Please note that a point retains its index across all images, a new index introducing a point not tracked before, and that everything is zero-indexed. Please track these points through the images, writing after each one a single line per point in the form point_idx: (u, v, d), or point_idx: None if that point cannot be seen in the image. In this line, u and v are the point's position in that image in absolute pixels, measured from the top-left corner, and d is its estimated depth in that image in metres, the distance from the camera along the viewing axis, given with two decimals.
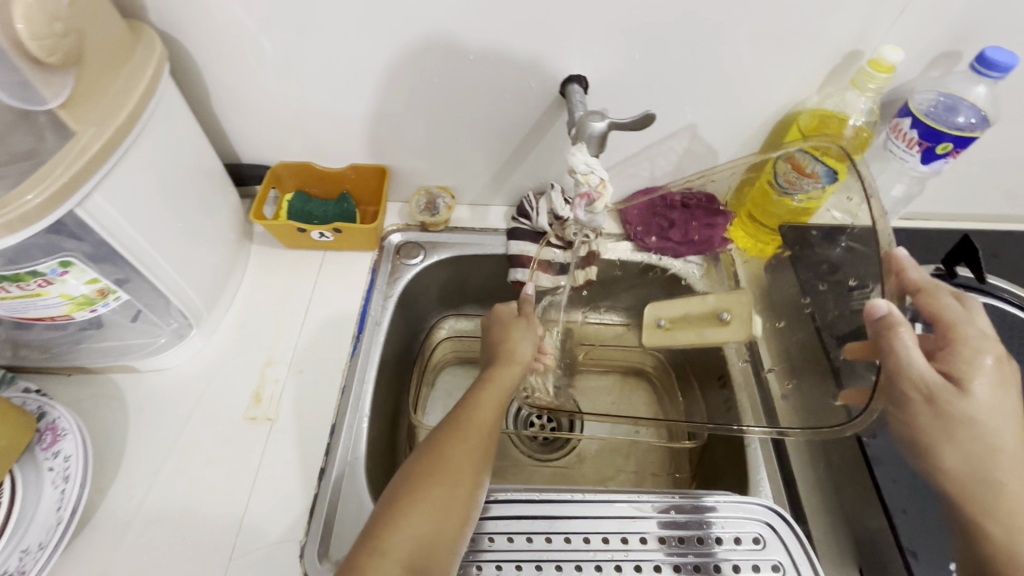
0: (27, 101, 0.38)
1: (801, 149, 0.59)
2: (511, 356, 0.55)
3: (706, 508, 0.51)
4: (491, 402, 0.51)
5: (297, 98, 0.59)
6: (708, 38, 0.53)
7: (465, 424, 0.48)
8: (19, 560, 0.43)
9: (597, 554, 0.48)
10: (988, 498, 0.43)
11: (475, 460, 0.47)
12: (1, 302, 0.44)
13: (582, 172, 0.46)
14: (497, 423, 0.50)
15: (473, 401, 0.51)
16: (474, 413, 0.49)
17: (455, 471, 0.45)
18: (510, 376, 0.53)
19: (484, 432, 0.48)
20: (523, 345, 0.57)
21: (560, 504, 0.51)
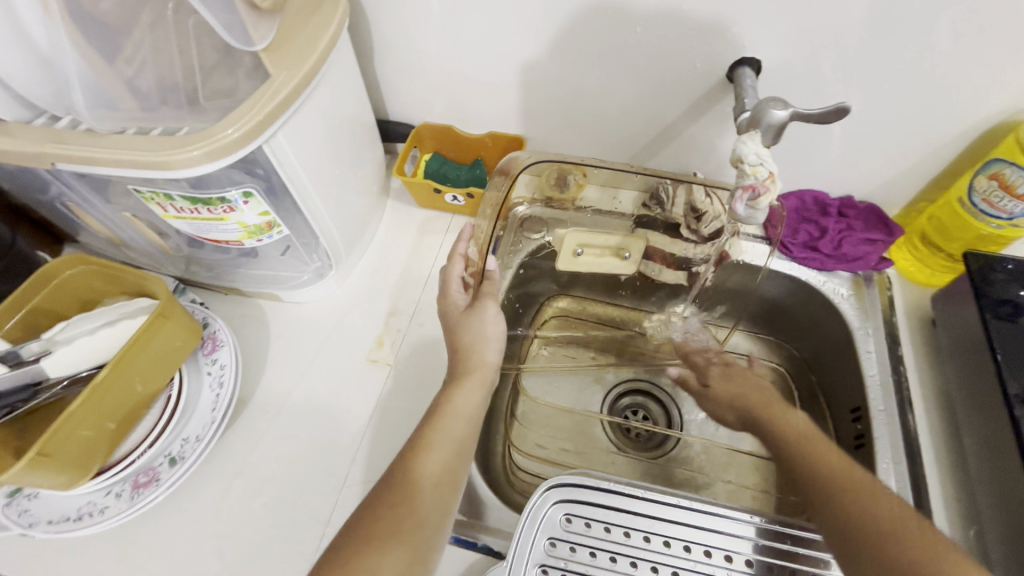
0: (239, 41, 0.41)
1: (1011, 162, 0.48)
2: (481, 371, 0.50)
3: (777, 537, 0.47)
4: (444, 444, 0.44)
5: (452, 60, 0.61)
6: (919, 24, 0.46)
7: (411, 491, 0.41)
8: (180, 446, 0.50)
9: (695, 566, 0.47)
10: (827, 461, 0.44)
11: (426, 526, 0.40)
12: (191, 221, 0.50)
13: (751, 164, 0.43)
14: (450, 480, 0.43)
15: (423, 443, 0.44)
16: (422, 456, 0.43)
17: (399, 543, 0.38)
18: (472, 409, 0.48)
19: (435, 481, 0.42)
20: (484, 358, 0.51)
21: (666, 508, 0.48)
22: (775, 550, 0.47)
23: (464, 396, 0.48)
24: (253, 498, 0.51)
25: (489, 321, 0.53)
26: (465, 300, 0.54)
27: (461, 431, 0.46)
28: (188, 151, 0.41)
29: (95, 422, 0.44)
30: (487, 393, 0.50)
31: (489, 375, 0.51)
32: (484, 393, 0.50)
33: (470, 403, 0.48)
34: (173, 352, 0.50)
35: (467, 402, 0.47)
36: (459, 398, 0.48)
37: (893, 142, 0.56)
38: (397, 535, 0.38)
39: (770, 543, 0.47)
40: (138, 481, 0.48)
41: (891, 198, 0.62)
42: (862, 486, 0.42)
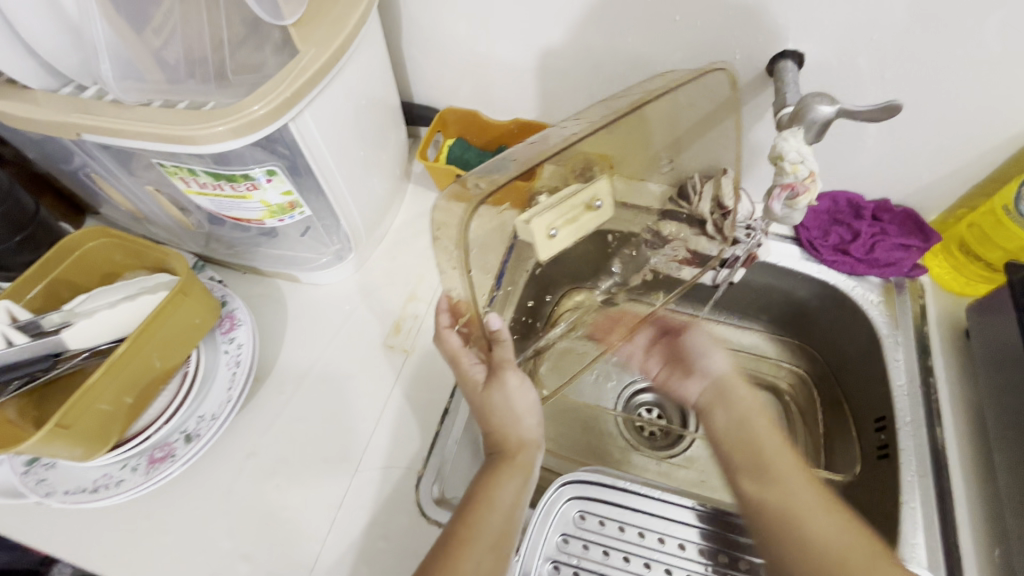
0: (269, 14, 0.40)
1: None
2: (519, 454, 0.46)
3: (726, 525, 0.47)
4: (484, 544, 0.41)
5: (482, 43, 0.59)
6: (979, 20, 0.43)
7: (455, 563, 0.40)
8: (195, 424, 0.50)
9: (693, 566, 0.46)
10: (785, 476, 0.46)
11: None
12: (213, 198, 0.49)
13: (790, 161, 0.41)
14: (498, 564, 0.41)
15: (458, 551, 0.40)
16: (462, 556, 0.40)
17: None
18: (510, 505, 0.44)
19: (489, 552, 0.42)
20: (525, 443, 0.47)
21: (675, 509, 0.48)
22: (721, 540, 0.47)
23: (503, 488, 0.44)
24: (265, 478, 0.51)
25: (523, 393, 0.48)
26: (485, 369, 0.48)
27: (502, 528, 0.43)
28: (213, 126, 0.40)
29: (113, 395, 0.44)
30: (533, 477, 0.47)
31: (533, 454, 0.47)
32: (524, 481, 0.46)
33: (511, 495, 0.45)
34: (191, 329, 0.50)
35: (505, 500, 0.44)
36: (503, 488, 0.45)
37: (937, 146, 0.54)
38: None
39: (718, 532, 0.47)
40: (154, 456, 0.48)
41: (929, 204, 0.60)
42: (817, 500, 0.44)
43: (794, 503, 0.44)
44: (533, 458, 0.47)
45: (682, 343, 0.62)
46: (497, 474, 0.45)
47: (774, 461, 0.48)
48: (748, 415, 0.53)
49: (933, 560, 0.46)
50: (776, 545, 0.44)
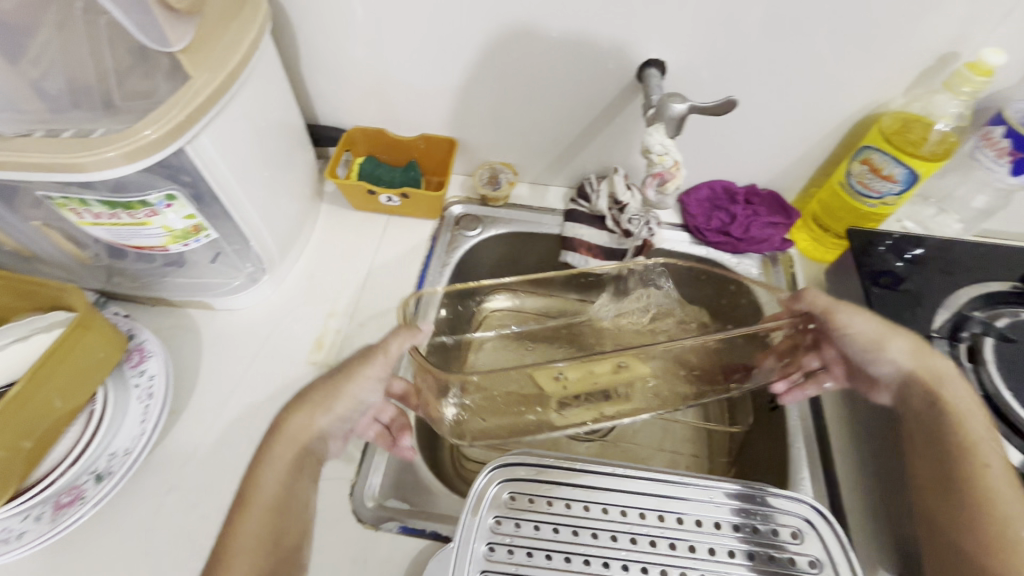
0: (155, 40, 0.40)
1: (878, 149, 0.56)
2: (296, 430, 0.44)
3: (743, 496, 0.50)
4: (263, 529, 0.41)
5: (378, 65, 0.62)
6: (797, 29, 0.52)
7: (221, 562, 0.39)
8: (107, 462, 0.48)
9: (710, 539, 0.48)
10: (967, 421, 0.44)
11: None
12: (110, 228, 0.48)
13: (657, 153, 0.48)
14: (279, 543, 0.41)
15: (229, 549, 0.40)
16: (229, 559, 0.39)
17: None
18: (270, 487, 0.42)
19: (253, 543, 0.40)
20: (299, 430, 0.44)
21: (695, 489, 0.50)
22: (742, 512, 0.49)
23: (255, 479, 0.42)
24: (189, 510, 0.49)
25: (370, 389, 0.47)
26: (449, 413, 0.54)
27: (270, 506, 0.42)
28: (102, 152, 0.40)
29: (8, 442, 0.42)
30: (319, 449, 0.46)
31: (320, 436, 0.45)
32: (299, 443, 0.44)
33: (278, 461, 0.43)
34: (96, 364, 0.48)
35: (268, 480, 0.43)
36: (270, 469, 0.43)
37: (785, 136, 0.63)
38: None
39: (737, 505, 0.50)
40: (60, 502, 0.45)
41: (788, 185, 0.69)
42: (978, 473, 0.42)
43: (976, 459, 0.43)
44: (326, 430, 0.46)
45: (834, 338, 0.51)
46: (254, 472, 0.43)
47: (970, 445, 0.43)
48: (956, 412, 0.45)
49: (817, 488, 0.53)
50: (944, 533, 0.42)
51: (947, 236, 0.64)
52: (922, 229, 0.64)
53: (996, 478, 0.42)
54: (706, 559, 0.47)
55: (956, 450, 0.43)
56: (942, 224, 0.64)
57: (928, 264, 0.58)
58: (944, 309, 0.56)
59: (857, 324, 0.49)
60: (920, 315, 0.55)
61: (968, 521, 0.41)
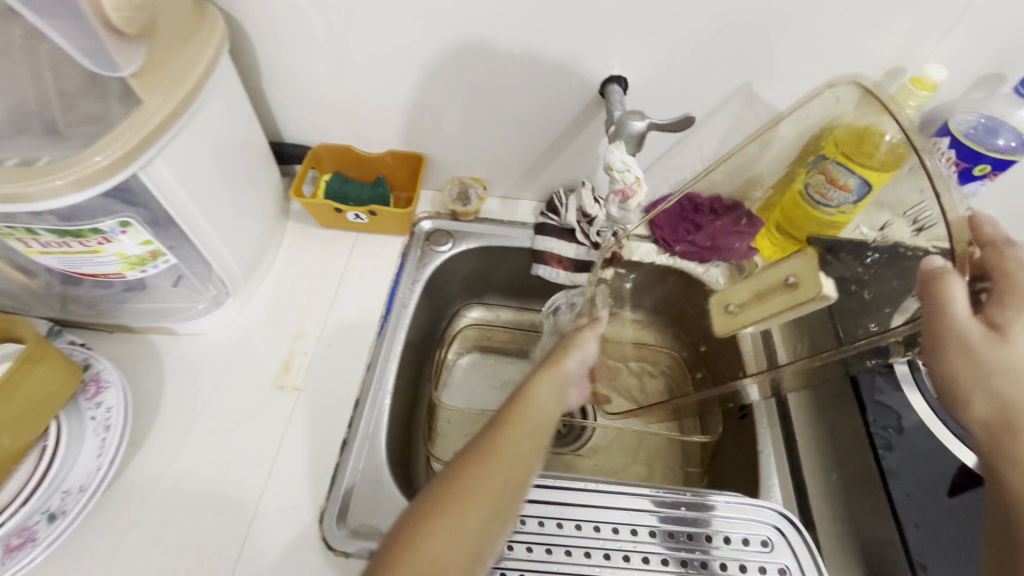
0: (102, 66, 0.40)
1: (832, 160, 0.57)
2: (550, 379, 0.45)
3: (674, 503, 0.51)
4: (507, 471, 0.39)
5: (343, 83, 0.62)
6: (753, 46, 0.53)
7: (459, 496, 0.37)
8: (61, 500, 0.46)
9: (647, 548, 0.49)
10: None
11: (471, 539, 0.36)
12: (60, 256, 0.47)
13: (619, 170, 0.48)
14: (526, 464, 0.40)
15: (472, 489, 0.38)
16: (458, 489, 0.38)
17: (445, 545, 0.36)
18: (524, 445, 0.40)
19: (492, 500, 0.38)
20: (548, 402, 0.44)
21: (631, 498, 0.51)
22: (673, 518, 0.50)
23: (516, 435, 0.40)
24: (151, 546, 0.48)
25: (585, 346, 0.52)
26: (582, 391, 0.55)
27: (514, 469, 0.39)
28: (50, 181, 0.39)
29: None
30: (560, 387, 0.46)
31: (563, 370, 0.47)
32: (558, 389, 0.46)
33: (549, 398, 0.44)
34: (49, 398, 0.46)
35: (526, 436, 0.41)
36: (542, 391, 0.44)
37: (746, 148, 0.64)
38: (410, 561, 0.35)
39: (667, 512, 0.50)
40: (10, 545, 0.43)
41: None
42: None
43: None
44: (566, 384, 0.47)
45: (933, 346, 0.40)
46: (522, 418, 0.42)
47: None
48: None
49: (787, 494, 0.54)
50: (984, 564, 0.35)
51: None
52: None
53: None
54: (678, 572, 0.48)
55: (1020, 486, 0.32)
56: None
57: None
58: None
59: (1021, 349, 0.32)
60: None
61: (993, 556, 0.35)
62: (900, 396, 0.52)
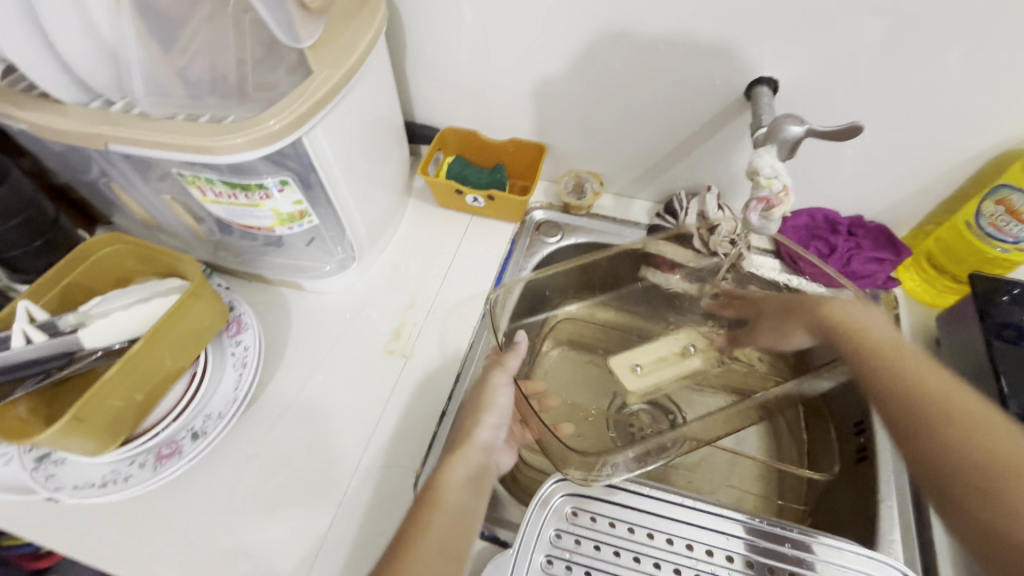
0: (287, 36, 0.43)
1: (1017, 189, 0.50)
2: (471, 435, 0.50)
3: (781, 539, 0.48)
4: (452, 508, 0.45)
5: (480, 68, 0.63)
6: (936, 52, 0.48)
7: (435, 505, 0.45)
8: (202, 422, 0.52)
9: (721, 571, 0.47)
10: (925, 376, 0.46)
11: (439, 541, 0.43)
12: (227, 207, 0.52)
13: (766, 176, 0.45)
14: (470, 512, 0.46)
15: (440, 483, 0.47)
16: (440, 493, 0.46)
17: (433, 533, 0.43)
18: (467, 506, 0.46)
19: (453, 515, 0.45)
20: (480, 440, 0.51)
21: (724, 521, 0.49)
22: (769, 550, 0.48)
23: (453, 488, 0.47)
24: (268, 477, 0.52)
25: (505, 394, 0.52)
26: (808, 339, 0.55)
27: (458, 513, 0.45)
28: (232, 139, 0.43)
29: (126, 392, 0.46)
30: (479, 474, 0.49)
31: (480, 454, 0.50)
32: (477, 474, 0.49)
33: (460, 490, 0.47)
34: (202, 331, 0.52)
35: (462, 490, 0.47)
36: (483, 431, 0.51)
37: (903, 167, 0.58)
38: (419, 534, 0.43)
39: (763, 543, 0.48)
40: (161, 453, 0.50)
41: (899, 219, 0.64)
42: (940, 394, 0.45)
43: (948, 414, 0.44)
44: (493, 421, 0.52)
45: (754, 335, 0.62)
46: (467, 461, 0.49)
47: (957, 410, 0.44)
48: (956, 402, 0.44)
49: (910, 555, 0.48)
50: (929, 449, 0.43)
51: None
52: None
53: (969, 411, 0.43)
54: None
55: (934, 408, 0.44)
56: None
57: None
58: None
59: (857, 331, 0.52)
60: None
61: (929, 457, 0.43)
62: None
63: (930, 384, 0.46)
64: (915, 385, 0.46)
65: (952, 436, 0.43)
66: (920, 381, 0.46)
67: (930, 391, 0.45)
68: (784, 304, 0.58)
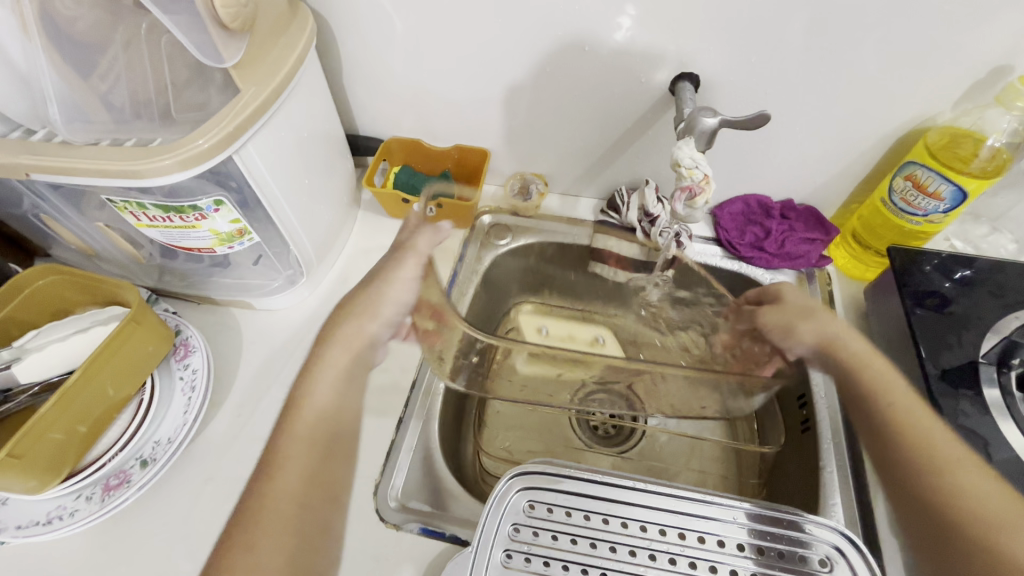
0: (208, 58, 0.43)
1: (923, 165, 0.54)
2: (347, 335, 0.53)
3: (772, 520, 0.49)
4: (312, 433, 0.47)
5: (417, 78, 0.64)
6: (838, 41, 0.51)
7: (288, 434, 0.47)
8: (152, 449, 0.51)
9: (675, 548, 0.48)
10: (898, 398, 0.49)
11: (295, 471, 0.45)
12: (163, 230, 0.52)
13: (687, 167, 0.48)
14: (334, 426, 0.49)
15: (299, 400, 0.49)
16: (295, 420, 0.48)
17: (294, 465, 0.45)
18: (330, 428, 0.49)
19: (314, 442, 0.47)
20: (354, 335, 0.53)
21: (685, 502, 0.50)
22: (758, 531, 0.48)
23: (309, 411, 0.48)
24: (224, 498, 0.52)
25: (399, 289, 0.54)
26: (807, 346, 0.55)
27: (323, 438, 0.48)
28: (160, 160, 0.43)
29: (67, 424, 0.45)
30: (349, 373, 0.52)
31: (359, 349, 0.53)
32: (357, 367, 0.53)
33: (325, 399, 0.50)
34: (146, 357, 0.51)
35: (322, 409, 0.49)
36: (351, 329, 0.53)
37: (823, 152, 0.61)
38: (273, 469, 0.45)
39: (758, 526, 0.49)
40: (110, 484, 0.49)
41: (826, 201, 0.67)
42: (947, 462, 0.45)
43: (960, 494, 0.44)
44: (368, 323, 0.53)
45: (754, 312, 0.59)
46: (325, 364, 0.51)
47: (964, 488, 0.44)
48: (947, 465, 0.45)
49: (850, 515, 0.51)
50: (918, 500, 0.45)
51: (1002, 255, 0.61)
52: (973, 249, 0.61)
53: (975, 504, 0.43)
54: None
55: (939, 489, 0.44)
56: (998, 244, 0.61)
57: (978, 285, 0.56)
58: (992, 335, 0.53)
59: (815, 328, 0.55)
60: (963, 336, 0.53)
61: (921, 507, 0.45)
62: (988, 422, 0.49)
63: (975, 503, 0.43)
64: (927, 444, 0.46)
65: (938, 493, 0.44)
66: (932, 442, 0.46)
67: (934, 450, 0.46)
68: (786, 310, 0.57)
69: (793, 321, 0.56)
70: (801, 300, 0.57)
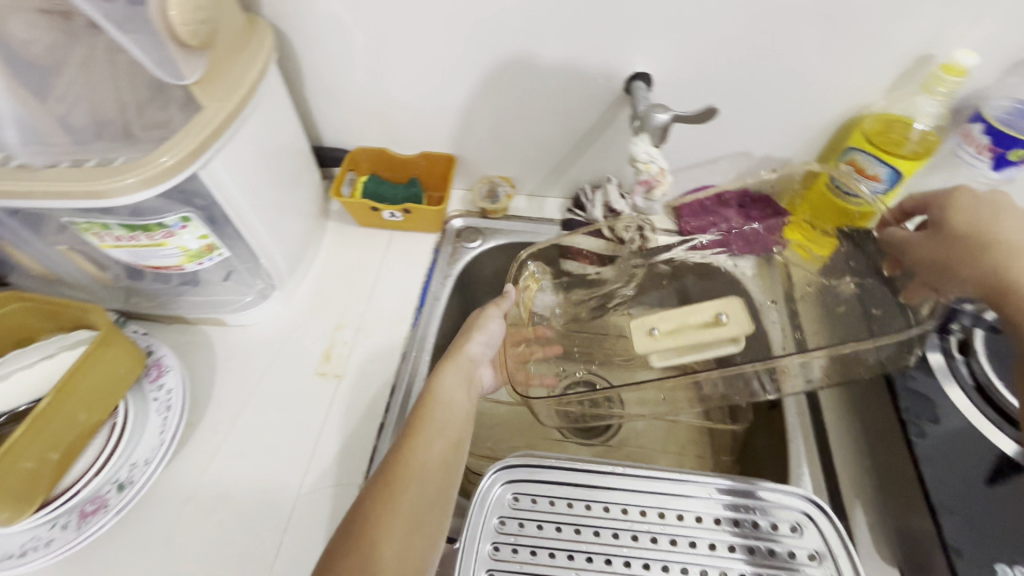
0: (170, 76, 0.44)
1: (862, 150, 0.59)
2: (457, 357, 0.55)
3: (744, 492, 0.51)
4: (429, 436, 0.49)
5: (382, 88, 0.65)
6: (778, 38, 0.54)
7: (412, 443, 0.48)
8: (128, 471, 0.50)
9: (655, 527, 0.50)
10: None
11: (417, 473, 0.46)
12: (129, 250, 0.51)
13: (643, 161, 0.51)
14: (452, 433, 0.50)
15: (427, 411, 0.50)
16: (419, 431, 0.49)
17: (413, 472, 0.46)
18: (450, 436, 0.50)
19: (435, 459, 0.48)
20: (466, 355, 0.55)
21: (663, 482, 0.52)
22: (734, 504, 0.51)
23: (429, 421, 0.50)
24: (208, 516, 0.51)
25: (493, 322, 0.58)
26: (971, 289, 0.51)
27: (439, 446, 0.49)
28: (123, 179, 0.43)
29: (38, 452, 0.44)
30: (467, 381, 0.55)
31: (467, 364, 0.55)
32: (466, 380, 0.54)
33: (452, 393, 0.53)
34: (118, 379, 0.51)
35: (442, 415, 0.51)
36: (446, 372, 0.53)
37: (772, 142, 0.65)
38: (402, 477, 0.45)
39: (734, 500, 0.51)
40: (86, 511, 0.48)
41: None
42: None
43: None
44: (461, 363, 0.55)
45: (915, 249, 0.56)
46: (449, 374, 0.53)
47: None
48: None
49: (817, 483, 0.54)
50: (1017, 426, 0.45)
51: None
52: None
53: None
54: (687, 552, 0.49)
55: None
56: None
57: None
58: None
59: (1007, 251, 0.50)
60: None
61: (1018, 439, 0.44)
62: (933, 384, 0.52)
63: None
64: None
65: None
66: None
67: None
68: (951, 243, 0.53)
69: (956, 258, 0.52)
70: (969, 228, 0.52)
